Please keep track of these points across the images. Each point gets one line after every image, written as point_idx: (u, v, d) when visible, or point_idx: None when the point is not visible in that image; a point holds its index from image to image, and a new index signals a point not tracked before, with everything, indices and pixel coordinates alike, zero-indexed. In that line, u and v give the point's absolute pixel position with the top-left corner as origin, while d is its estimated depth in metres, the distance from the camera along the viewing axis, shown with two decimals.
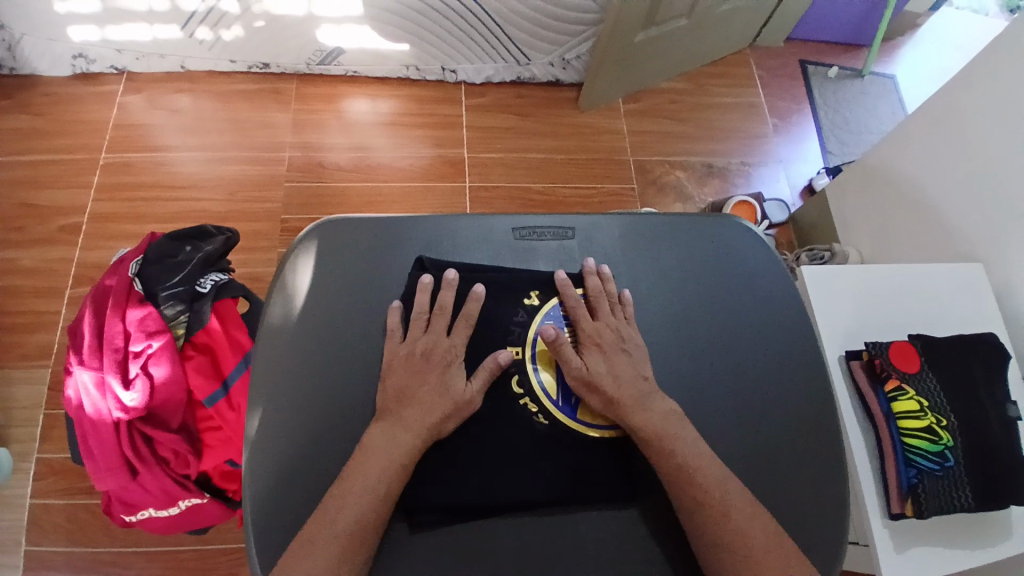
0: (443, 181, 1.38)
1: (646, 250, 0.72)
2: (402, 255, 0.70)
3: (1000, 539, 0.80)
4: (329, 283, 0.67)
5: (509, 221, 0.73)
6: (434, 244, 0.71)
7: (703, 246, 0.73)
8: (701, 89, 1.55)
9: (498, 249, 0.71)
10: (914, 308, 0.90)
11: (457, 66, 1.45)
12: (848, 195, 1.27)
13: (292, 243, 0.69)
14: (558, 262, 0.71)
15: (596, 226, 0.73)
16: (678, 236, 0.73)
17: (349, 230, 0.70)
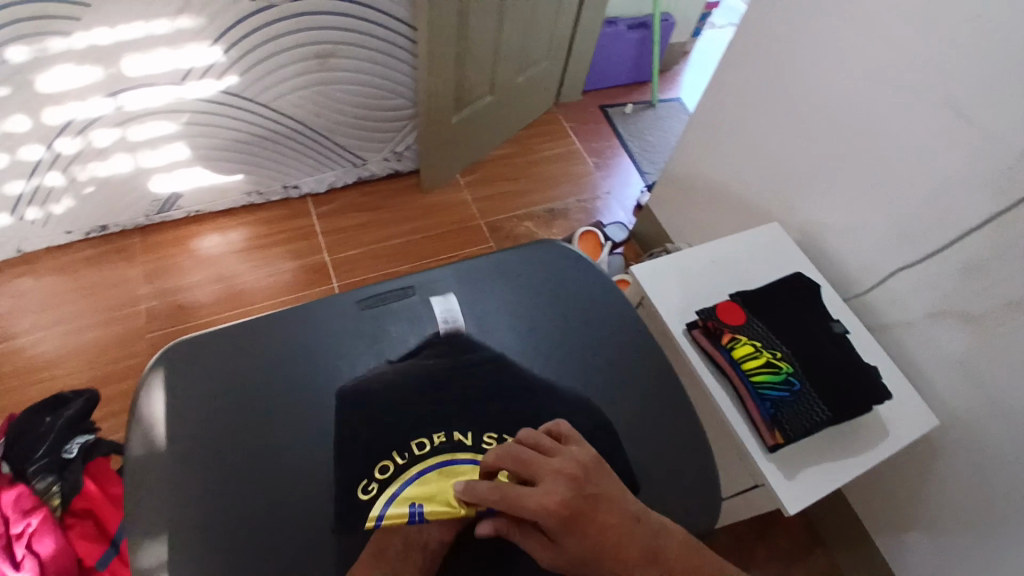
0: (311, 288, 1.42)
1: (470, 285, 0.92)
2: (264, 345, 0.82)
3: (871, 441, 0.91)
4: (199, 386, 0.77)
5: (355, 296, 0.89)
6: (295, 327, 0.84)
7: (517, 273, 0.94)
8: (526, 149, 1.74)
9: (352, 321, 0.86)
10: (733, 274, 1.05)
11: (299, 181, 1.53)
12: (666, 203, 1.47)
13: (148, 365, 0.78)
14: (405, 318, 0.88)
15: (428, 279, 0.92)
16: (502, 271, 0.94)
17: (215, 344, 0.81)
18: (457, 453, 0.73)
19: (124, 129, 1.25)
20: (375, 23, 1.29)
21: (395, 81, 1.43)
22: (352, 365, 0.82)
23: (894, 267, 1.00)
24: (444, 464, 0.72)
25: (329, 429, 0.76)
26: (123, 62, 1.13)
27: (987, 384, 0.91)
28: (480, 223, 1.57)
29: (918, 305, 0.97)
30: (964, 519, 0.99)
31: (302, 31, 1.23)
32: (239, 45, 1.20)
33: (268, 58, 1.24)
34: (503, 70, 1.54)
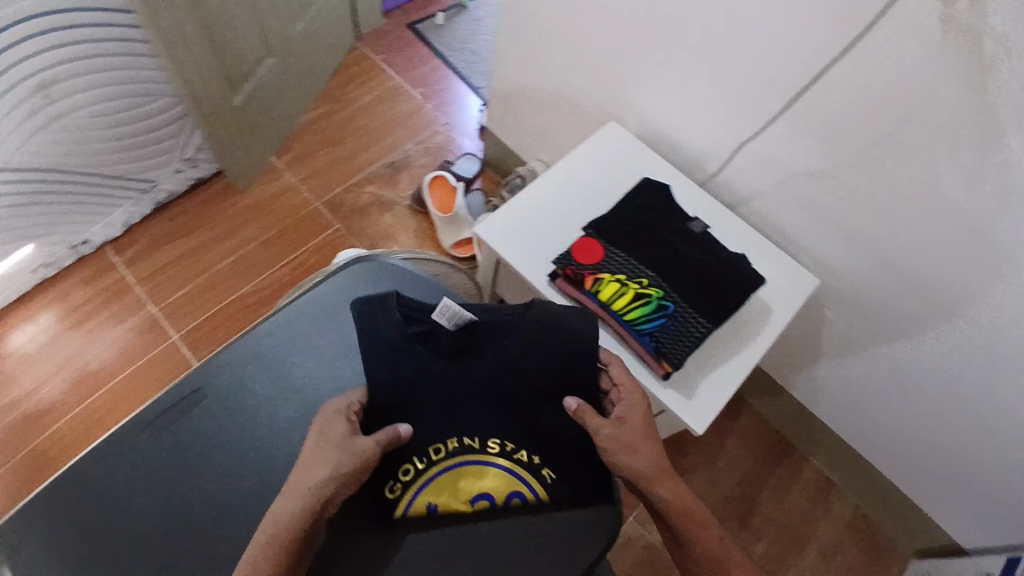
0: (156, 347, 1.24)
1: (267, 360, 0.78)
2: (65, 526, 0.65)
3: (761, 325, 0.89)
4: None
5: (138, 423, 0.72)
6: (93, 484, 0.68)
7: (303, 322, 0.82)
8: (342, 102, 1.51)
9: (157, 455, 0.70)
10: (583, 201, 0.96)
11: (87, 234, 1.29)
12: (506, 123, 1.33)
13: None
14: (216, 421, 0.73)
15: (225, 369, 0.77)
16: (291, 323, 0.82)
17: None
18: (465, 456, 0.60)
19: None
20: (85, 25, 1.02)
21: (147, 81, 1.17)
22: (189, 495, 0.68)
23: (738, 141, 0.93)
24: (455, 467, 0.59)
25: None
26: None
27: (852, 233, 0.89)
28: (319, 204, 1.38)
29: (770, 174, 0.92)
30: (860, 358, 1.01)
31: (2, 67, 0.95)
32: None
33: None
34: (275, 24, 1.29)
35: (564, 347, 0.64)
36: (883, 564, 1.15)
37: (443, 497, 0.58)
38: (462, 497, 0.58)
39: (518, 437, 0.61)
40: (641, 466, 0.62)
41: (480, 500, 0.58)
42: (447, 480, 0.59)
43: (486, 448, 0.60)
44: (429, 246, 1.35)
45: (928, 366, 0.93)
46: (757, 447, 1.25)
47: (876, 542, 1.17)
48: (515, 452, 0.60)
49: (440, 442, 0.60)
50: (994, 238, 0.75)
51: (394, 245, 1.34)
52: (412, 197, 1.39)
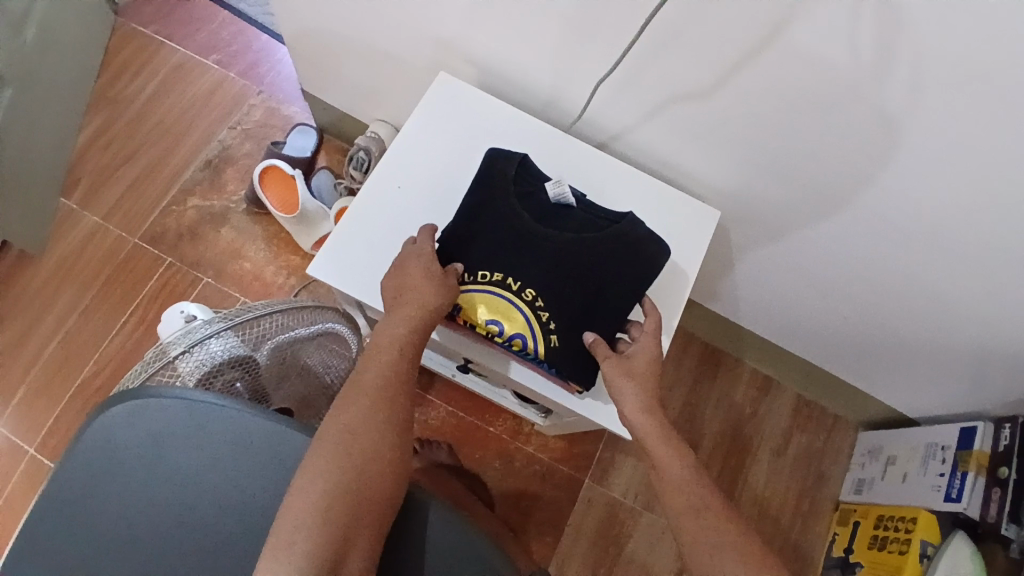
0: (6, 476, 1.00)
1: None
2: None
3: (673, 291, 0.76)
4: None
5: None
6: None
7: (82, 490, 0.55)
8: (120, 102, 1.20)
9: None
10: (427, 191, 0.78)
11: None
12: (327, 85, 1.09)
13: None
14: None
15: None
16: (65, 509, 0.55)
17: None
18: (500, 291, 0.68)
19: None
20: None
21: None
22: None
23: (593, 73, 0.76)
24: (489, 292, 0.68)
25: None
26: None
27: (742, 153, 0.76)
28: (135, 240, 1.13)
29: (638, 102, 0.76)
30: (776, 268, 0.93)
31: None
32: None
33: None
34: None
35: (626, 248, 0.70)
36: (836, 440, 1.16)
37: (464, 306, 0.68)
38: (480, 318, 0.68)
39: (548, 295, 0.68)
40: (625, 389, 0.65)
41: (492, 325, 0.68)
42: (474, 298, 0.68)
43: (521, 294, 0.68)
44: (287, 252, 1.14)
45: (845, 265, 0.85)
46: (691, 363, 1.18)
47: (822, 421, 1.16)
48: (538, 298, 0.67)
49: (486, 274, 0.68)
50: (899, 131, 0.63)
51: (246, 262, 1.13)
52: (246, 198, 1.15)
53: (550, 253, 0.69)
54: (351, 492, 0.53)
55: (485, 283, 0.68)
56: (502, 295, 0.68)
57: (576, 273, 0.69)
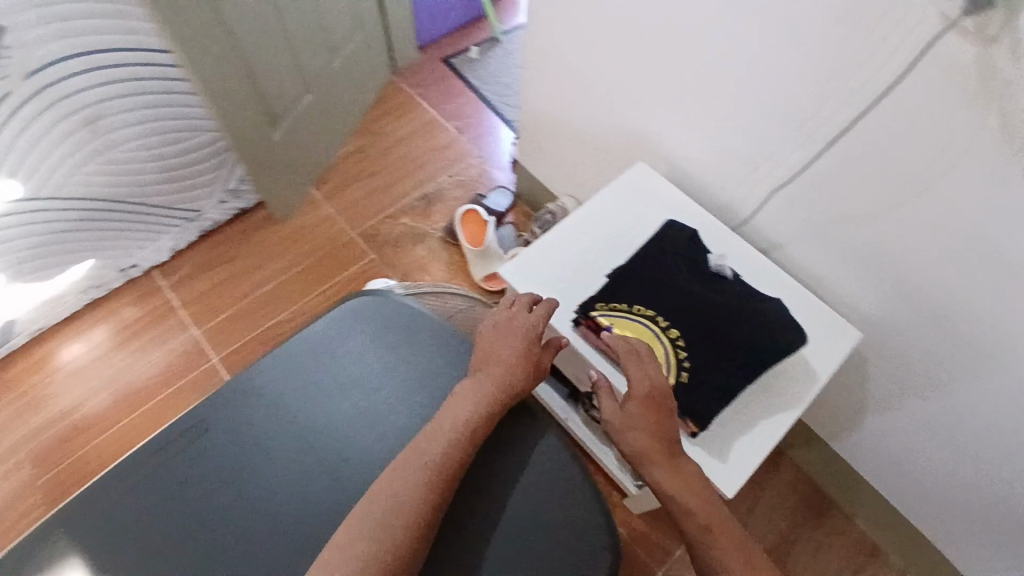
0: (191, 371, 1.29)
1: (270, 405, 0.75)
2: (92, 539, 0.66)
3: (801, 383, 0.83)
4: None
5: (151, 444, 0.72)
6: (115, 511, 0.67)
7: (309, 357, 0.79)
8: (378, 135, 1.54)
9: (171, 485, 0.69)
10: (608, 241, 0.93)
11: (135, 259, 1.36)
12: (536, 156, 1.33)
13: None
14: (228, 448, 0.72)
15: (239, 398, 0.76)
16: (291, 367, 0.78)
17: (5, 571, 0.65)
18: (647, 323, 0.79)
19: None
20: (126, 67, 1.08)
21: (195, 123, 1.24)
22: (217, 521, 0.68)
23: (776, 183, 0.89)
24: (636, 321, 0.79)
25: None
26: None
27: (893, 281, 0.83)
28: (353, 236, 1.41)
29: (805, 215, 0.88)
30: (908, 412, 0.94)
31: (44, 113, 1.02)
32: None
33: (25, 149, 1.03)
34: (309, 64, 1.34)
35: (770, 324, 0.79)
36: None
37: (617, 326, 0.79)
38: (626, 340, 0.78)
39: (689, 338, 0.78)
40: (632, 437, 0.71)
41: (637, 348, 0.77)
42: (624, 322, 0.79)
43: (666, 332, 0.78)
44: (460, 278, 1.35)
45: (984, 429, 0.85)
46: (795, 498, 1.17)
47: None
48: (679, 338, 0.78)
49: (640, 309, 0.80)
50: None
51: (426, 276, 1.35)
52: (444, 229, 1.40)
53: (701, 306, 0.80)
54: (416, 511, 0.64)
55: (637, 314, 0.80)
56: (649, 326, 0.79)
57: (719, 330, 0.78)
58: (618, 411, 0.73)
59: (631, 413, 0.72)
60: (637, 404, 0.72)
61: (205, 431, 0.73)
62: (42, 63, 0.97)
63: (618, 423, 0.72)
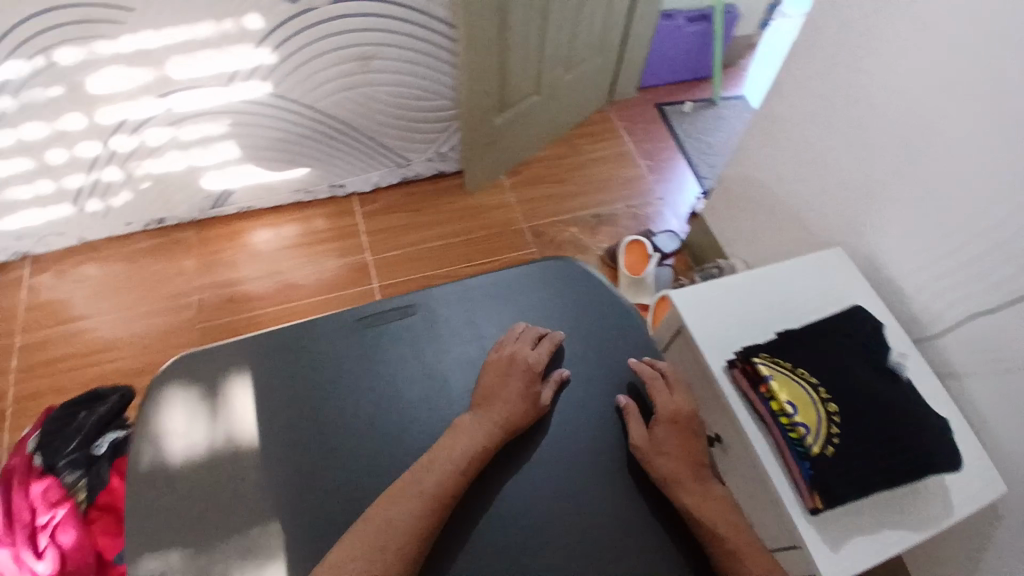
0: (350, 287, 1.47)
1: (462, 314, 0.84)
2: (286, 358, 0.76)
3: (937, 511, 0.80)
4: (206, 395, 0.73)
5: (353, 312, 0.82)
6: (309, 344, 0.78)
7: (505, 289, 0.87)
8: (576, 149, 1.66)
9: (354, 342, 0.79)
10: (781, 304, 0.96)
11: (344, 180, 1.59)
12: (721, 214, 1.38)
13: (156, 386, 0.73)
14: (411, 337, 0.80)
15: (438, 299, 0.84)
16: (490, 290, 0.86)
17: (209, 360, 0.75)
18: (807, 387, 0.81)
19: (175, 129, 1.34)
20: (404, 19, 1.28)
21: (440, 87, 1.45)
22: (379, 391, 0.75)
23: (969, 311, 0.89)
24: (796, 382, 0.81)
25: (348, 442, 0.71)
26: (168, 66, 1.21)
27: None
28: (523, 228, 1.53)
29: (996, 351, 0.86)
30: None
31: (340, 35, 1.27)
32: (242, 49, 1.23)
33: (309, 57, 1.28)
34: (549, 71, 1.48)
35: (931, 437, 0.78)
36: None
37: (776, 379, 0.81)
38: (782, 394, 0.80)
39: (845, 417, 0.79)
40: (659, 460, 0.70)
41: (790, 405, 0.80)
42: (784, 378, 0.81)
43: (823, 401, 0.80)
44: None
45: None
46: None
47: None
48: (835, 412, 0.79)
49: (803, 373, 0.82)
50: None
51: None
52: (606, 250, 1.48)
53: (866, 392, 0.80)
54: (408, 542, 0.61)
55: (799, 376, 0.82)
56: (808, 390, 0.81)
57: (877, 421, 0.78)
58: (643, 435, 0.73)
59: (663, 441, 0.72)
60: (670, 431, 0.74)
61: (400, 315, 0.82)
62: None
63: (652, 445, 0.72)
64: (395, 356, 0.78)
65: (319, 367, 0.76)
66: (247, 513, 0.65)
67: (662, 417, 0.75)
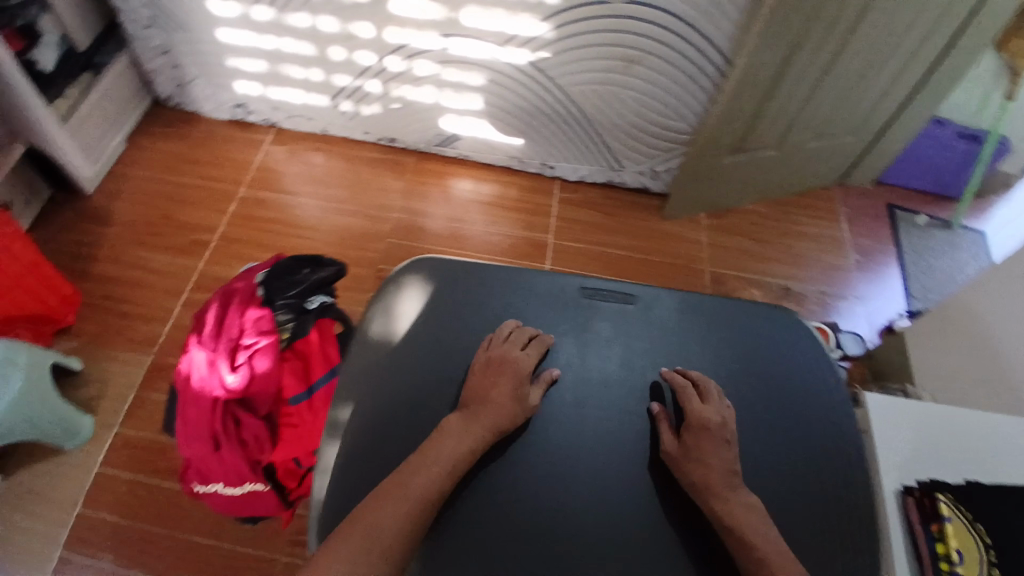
0: (524, 259, 1.55)
1: (672, 318, 0.87)
2: (507, 293, 0.88)
3: None
4: (437, 295, 0.86)
5: (577, 282, 0.90)
6: (529, 291, 0.88)
7: (721, 313, 0.87)
8: (788, 217, 1.66)
9: (567, 304, 0.87)
10: (981, 449, 0.81)
11: (556, 163, 1.65)
12: (923, 339, 1.28)
13: (401, 272, 0.88)
14: (616, 320, 0.86)
15: (656, 298, 0.88)
16: (703, 306, 0.87)
17: (459, 272, 0.89)
18: (989, 552, 0.67)
19: (440, 68, 1.47)
20: (680, 35, 1.30)
21: (684, 111, 1.46)
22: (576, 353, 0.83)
23: None
24: (978, 541, 0.68)
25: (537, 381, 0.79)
26: (461, 12, 1.32)
27: None
28: (705, 269, 1.54)
29: None
30: None
31: (619, 33, 1.32)
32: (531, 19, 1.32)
33: (579, 43, 1.35)
34: (794, 134, 1.48)
35: None
36: None
37: (955, 525, 0.69)
38: (954, 542, 0.68)
39: None
40: (692, 468, 0.70)
41: (960, 558, 0.67)
42: (963, 528, 0.69)
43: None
44: None
45: None
46: None
47: None
48: None
49: (985, 534, 0.69)
50: None
51: None
52: None
53: None
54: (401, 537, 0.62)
55: (983, 536, 0.69)
56: (988, 554, 0.67)
57: None
58: (673, 437, 0.73)
59: (695, 445, 0.71)
60: (699, 435, 0.72)
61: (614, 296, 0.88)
62: None
63: (681, 451, 0.71)
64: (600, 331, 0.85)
65: (537, 317, 0.86)
66: (436, 398, 0.78)
67: (695, 421, 0.73)
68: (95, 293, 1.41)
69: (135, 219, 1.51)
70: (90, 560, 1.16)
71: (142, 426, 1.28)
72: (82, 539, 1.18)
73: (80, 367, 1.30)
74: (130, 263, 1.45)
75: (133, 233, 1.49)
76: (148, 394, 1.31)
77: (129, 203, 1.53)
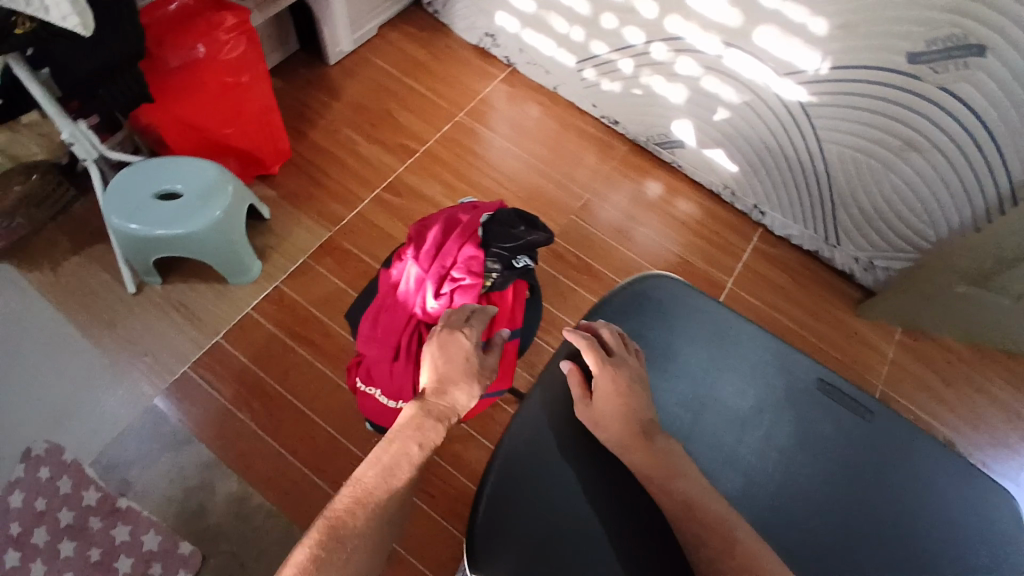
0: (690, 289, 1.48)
1: (896, 459, 0.71)
2: (739, 345, 0.75)
3: None
4: (661, 310, 0.76)
5: (816, 371, 0.75)
6: (755, 351, 0.75)
7: (955, 485, 0.70)
8: (983, 372, 1.48)
9: (791, 386, 0.74)
10: None
11: (769, 211, 1.55)
12: None
13: (641, 273, 0.78)
14: (837, 430, 0.72)
15: (889, 430, 0.72)
16: (940, 465, 0.71)
17: (687, 300, 0.77)
18: None
19: (703, 73, 1.38)
20: (979, 146, 1.14)
21: (937, 219, 1.30)
22: (768, 443, 0.71)
23: None
24: None
25: (723, 454, 0.70)
26: (756, 29, 1.22)
27: None
28: (876, 385, 1.42)
29: None
30: None
31: (913, 114, 1.17)
32: (826, 64, 1.19)
33: (861, 108, 1.22)
34: None
35: None
36: None
37: None
38: None
39: None
40: (610, 424, 0.67)
41: None
42: None
43: None
44: None
45: None
46: None
47: None
48: None
49: None
50: None
51: None
52: None
53: None
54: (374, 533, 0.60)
55: None
56: None
57: None
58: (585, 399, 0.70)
59: (619, 416, 0.67)
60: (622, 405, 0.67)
61: (842, 407, 0.73)
62: (953, 90, 1.10)
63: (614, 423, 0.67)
64: (811, 433, 0.72)
65: (757, 388, 0.73)
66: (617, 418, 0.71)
67: (601, 375, 0.68)
68: (304, 157, 1.49)
69: (360, 104, 1.57)
70: (210, 386, 1.23)
71: (297, 290, 1.34)
72: (214, 365, 1.25)
73: (267, 217, 1.40)
74: (341, 142, 1.52)
75: (354, 115, 1.56)
76: (315, 264, 1.37)
77: (360, 87, 1.60)
